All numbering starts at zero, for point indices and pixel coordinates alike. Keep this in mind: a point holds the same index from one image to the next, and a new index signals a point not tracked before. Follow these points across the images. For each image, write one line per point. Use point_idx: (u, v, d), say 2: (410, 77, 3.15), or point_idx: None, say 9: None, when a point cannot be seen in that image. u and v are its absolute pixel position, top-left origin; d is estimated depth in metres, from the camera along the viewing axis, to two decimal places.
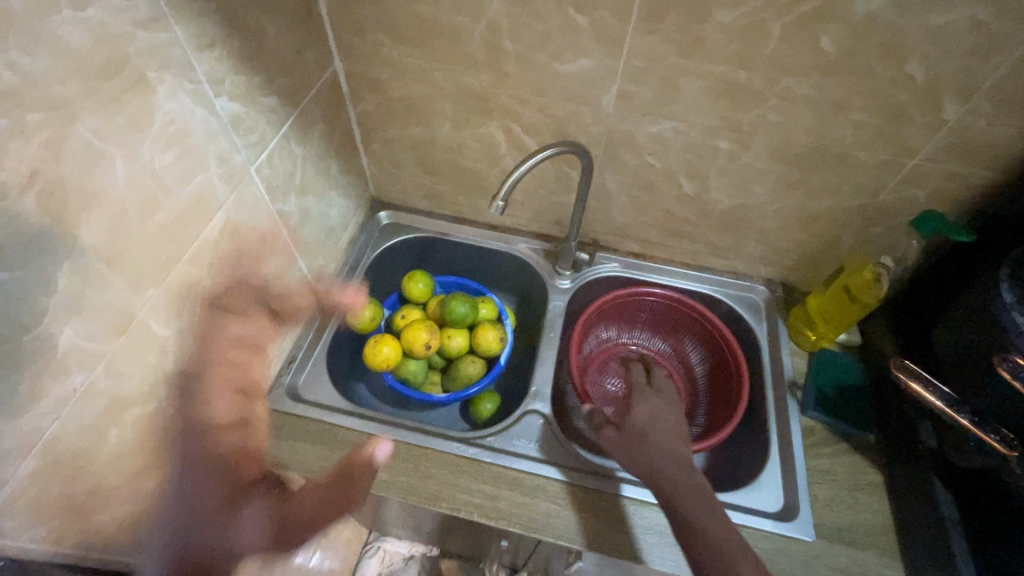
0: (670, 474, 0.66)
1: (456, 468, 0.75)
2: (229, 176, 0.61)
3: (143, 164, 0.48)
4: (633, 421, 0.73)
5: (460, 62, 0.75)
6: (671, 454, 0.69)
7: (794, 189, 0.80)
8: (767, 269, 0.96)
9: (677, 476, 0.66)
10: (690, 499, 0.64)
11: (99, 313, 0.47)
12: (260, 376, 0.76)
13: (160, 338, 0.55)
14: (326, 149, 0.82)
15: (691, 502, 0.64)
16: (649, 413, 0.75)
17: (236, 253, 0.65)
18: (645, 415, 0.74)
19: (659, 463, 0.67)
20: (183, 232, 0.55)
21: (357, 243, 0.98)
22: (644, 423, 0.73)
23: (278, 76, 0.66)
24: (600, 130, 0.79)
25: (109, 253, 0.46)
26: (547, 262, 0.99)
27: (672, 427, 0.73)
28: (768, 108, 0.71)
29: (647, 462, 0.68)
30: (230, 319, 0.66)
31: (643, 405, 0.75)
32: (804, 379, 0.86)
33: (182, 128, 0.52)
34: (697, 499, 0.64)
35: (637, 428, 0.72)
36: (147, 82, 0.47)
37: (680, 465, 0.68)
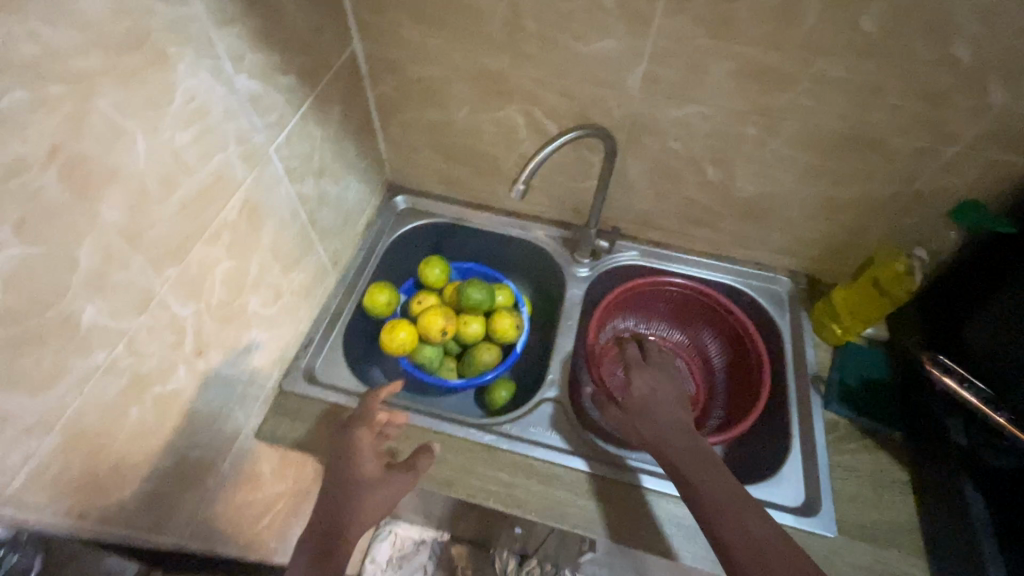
0: (676, 445, 0.67)
1: (472, 454, 0.74)
2: (248, 156, 0.60)
3: (163, 142, 0.48)
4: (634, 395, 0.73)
5: (481, 43, 0.73)
6: (674, 426, 0.69)
7: (823, 177, 0.78)
8: (790, 260, 0.94)
9: (683, 445, 0.66)
10: (697, 467, 0.64)
11: (120, 291, 0.47)
12: (277, 359, 0.76)
13: (180, 319, 0.55)
14: (343, 131, 0.81)
15: (700, 470, 0.64)
16: (646, 385, 0.75)
17: (255, 235, 0.65)
18: (644, 387, 0.74)
19: (664, 435, 0.68)
20: (203, 212, 0.55)
21: (373, 228, 0.97)
22: (644, 395, 0.73)
23: (297, 56, 0.65)
24: (623, 114, 0.77)
25: (130, 231, 0.46)
26: (565, 250, 0.98)
27: (673, 398, 0.73)
28: (799, 91, 0.68)
29: (652, 435, 0.68)
30: (248, 300, 0.66)
31: (639, 378, 0.75)
32: (828, 373, 0.84)
33: (202, 106, 0.51)
34: (703, 464, 0.64)
35: (639, 403, 0.72)
36: (168, 57, 0.46)
37: (683, 435, 0.68)
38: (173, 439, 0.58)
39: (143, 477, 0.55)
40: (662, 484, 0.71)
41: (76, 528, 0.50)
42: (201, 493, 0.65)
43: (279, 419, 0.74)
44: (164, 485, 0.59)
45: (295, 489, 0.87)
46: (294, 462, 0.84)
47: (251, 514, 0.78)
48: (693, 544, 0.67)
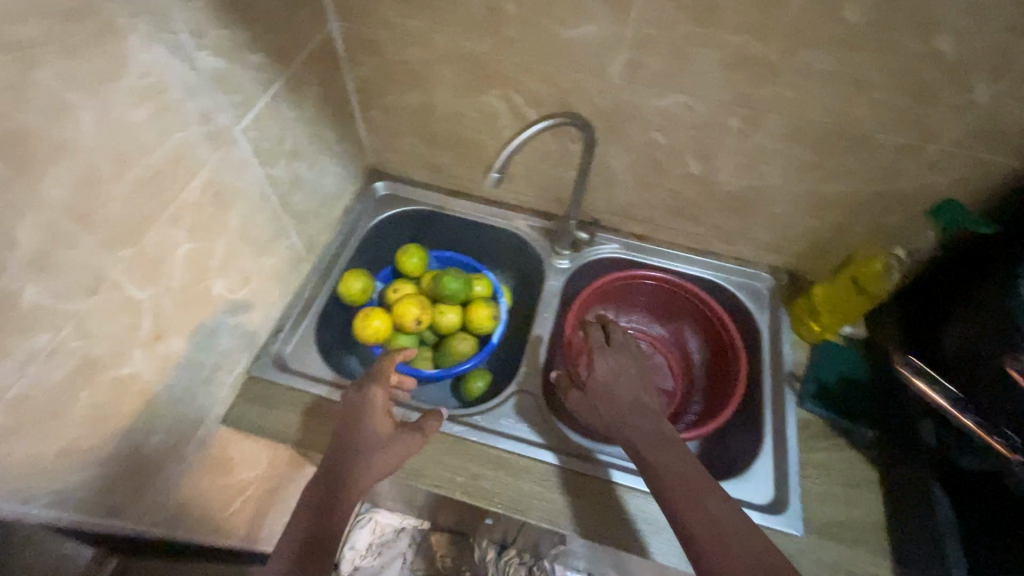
0: (637, 428, 0.66)
1: (440, 445, 0.73)
2: (213, 135, 0.58)
3: (115, 118, 0.46)
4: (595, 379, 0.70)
5: (460, 25, 0.71)
6: (636, 408, 0.68)
7: (805, 172, 0.77)
8: (773, 256, 0.93)
9: (643, 427, 0.66)
10: (658, 449, 0.64)
11: (65, 272, 0.45)
12: (246, 343, 0.75)
13: (136, 302, 0.53)
14: (320, 113, 0.80)
15: (662, 454, 0.64)
16: (609, 367, 0.72)
17: (221, 217, 0.63)
18: (607, 370, 0.71)
19: (627, 418, 0.67)
20: (160, 193, 0.53)
21: (352, 213, 0.95)
22: (606, 378, 0.70)
23: (266, 32, 0.63)
24: (605, 102, 0.76)
25: (77, 210, 0.44)
26: (545, 241, 0.96)
27: (636, 379, 0.71)
28: (782, 83, 0.66)
29: (614, 420, 0.67)
30: (212, 284, 0.65)
31: (603, 361, 0.71)
32: (803, 372, 0.83)
33: (159, 82, 0.50)
34: (664, 448, 0.64)
35: (602, 386, 0.70)
36: (119, 30, 0.44)
37: (646, 418, 0.68)
38: (131, 423, 0.57)
39: (97, 461, 0.54)
40: (633, 480, 0.71)
41: (24, 511, 0.49)
42: (163, 478, 0.65)
43: (247, 404, 0.73)
44: (121, 470, 0.58)
45: (267, 475, 0.87)
46: (266, 448, 0.83)
47: (221, 499, 0.78)
48: (664, 542, 0.67)
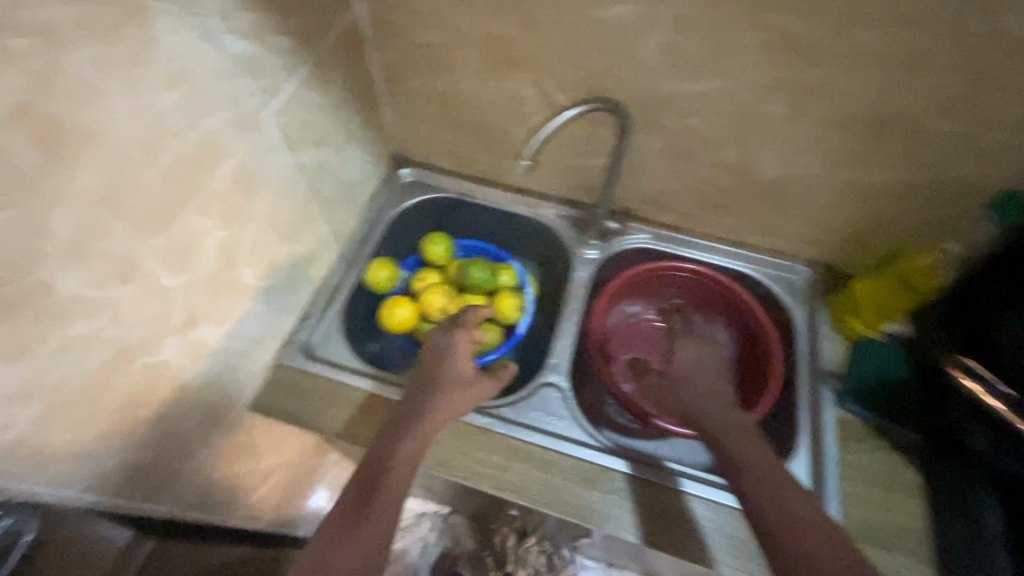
0: (711, 415, 0.71)
1: (468, 437, 0.73)
2: (241, 122, 0.57)
3: (145, 103, 0.45)
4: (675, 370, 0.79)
5: (488, 6, 0.69)
6: (711, 400, 0.73)
7: (850, 161, 0.73)
8: (811, 249, 0.89)
9: (716, 415, 0.71)
10: (735, 438, 0.67)
11: (99, 262, 0.45)
12: (274, 331, 0.75)
13: (167, 291, 0.53)
14: (345, 99, 0.78)
15: (742, 445, 0.66)
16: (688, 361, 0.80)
17: (250, 206, 0.63)
18: (686, 363, 0.80)
19: (701, 407, 0.72)
20: (191, 180, 0.52)
21: (377, 201, 0.95)
22: (684, 370, 0.79)
23: (293, 16, 0.61)
24: (638, 86, 0.72)
25: (107, 198, 0.44)
26: (573, 230, 0.94)
27: (713, 374, 0.78)
28: (831, 66, 0.62)
29: (686, 406, 0.73)
30: (242, 272, 0.65)
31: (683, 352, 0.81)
32: (842, 370, 0.81)
33: (188, 66, 0.49)
34: (739, 436, 0.67)
35: (679, 376, 0.78)
36: (147, 12, 0.43)
37: (720, 409, 0.72)
38: (163, 410, 0.58)
39: (131, 448, 0.55)
40: (704, 489, 0.69)
41: (64, 496, 0.50)
42: (194, 465, 0.65)
43: (275, 392, 0.74)
44: (155, 456, 0.59)
45: None
46: (293, 434, 0.84)
47: (249, 483, 0.79)
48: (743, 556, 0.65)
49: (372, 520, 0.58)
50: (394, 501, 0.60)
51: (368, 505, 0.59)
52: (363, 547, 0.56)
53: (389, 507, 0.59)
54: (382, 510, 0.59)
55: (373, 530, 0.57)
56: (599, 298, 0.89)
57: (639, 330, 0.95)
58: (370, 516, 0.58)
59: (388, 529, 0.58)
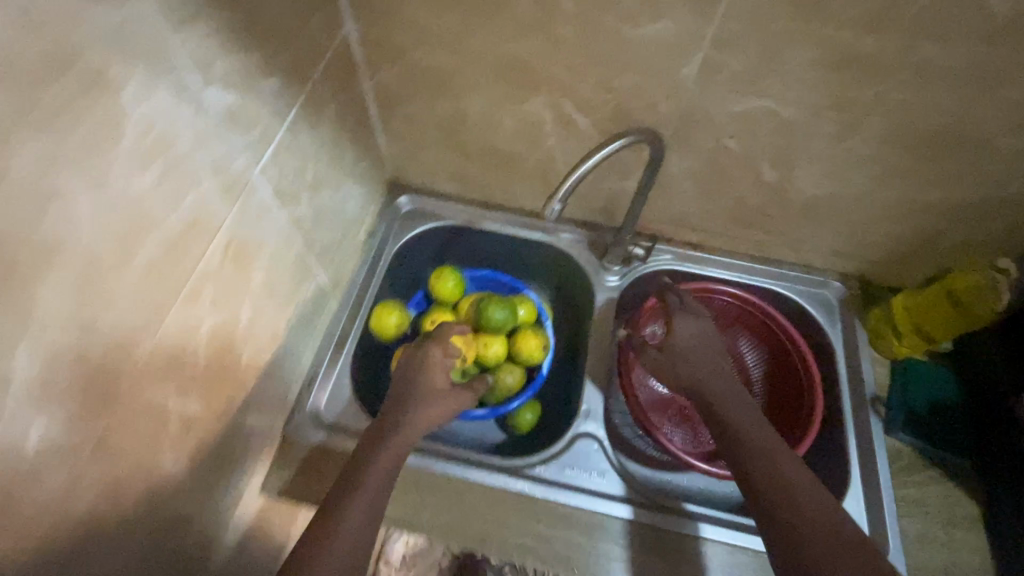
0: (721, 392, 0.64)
1: (505, 505, 0.67)
2: (229, 187, 0.48)
3: (115, 194, 0.36)
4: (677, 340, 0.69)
5: (504, 25, 0.60)
6: (717, 373, 0.66)
7: (898, 178, 0.68)
8: (844, 263, 0.85)
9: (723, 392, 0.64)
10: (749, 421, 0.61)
11: (73, 398, 0.36)
12: (278, 402, 0.67)
13: (157, 401, 0.45)
14: (339, 133, 0.69)
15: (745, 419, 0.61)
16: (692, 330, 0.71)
17: (245, 278, 0.54)
18: (688, 333, 0.70)
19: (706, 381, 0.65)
20: (176, 269, 0.44)
21: (376, 235, 0.85)
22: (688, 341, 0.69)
23: (280, 51, 0.52)
24: (672, 108, 0.65)
25: (79, 319, 0.35)
26: (592, 255, 0.87)
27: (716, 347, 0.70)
28: (893, 84, 0.56)
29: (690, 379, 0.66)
30: (241, 353, 0.56)
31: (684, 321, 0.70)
32: (889, 395, 0.76)
33: (164, 137, 0.39)
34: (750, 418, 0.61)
35: (683, 347, 0.69)
36: (109, 82, 0.34)
37: (726, 386, 0.65)
38: (160, 527, 0.50)
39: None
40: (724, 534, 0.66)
41: None
42: (205, 574, 0.58)
43: (286, 472, 0.66)
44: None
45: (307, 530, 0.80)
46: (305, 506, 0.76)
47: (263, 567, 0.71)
48: None
49: (348, 511, 0.53)
50: (374, 494, 0.56)
51: (346, 498, 0.55)
52: (344, 539, 0.51)
53: (368, 499, 0.55)
54: (358, 500, 0.54)
55: (350, 521, 0.53)
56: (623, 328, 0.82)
57: None
58: (346, 509, 0.53)
59: (369, 519, 0.54)
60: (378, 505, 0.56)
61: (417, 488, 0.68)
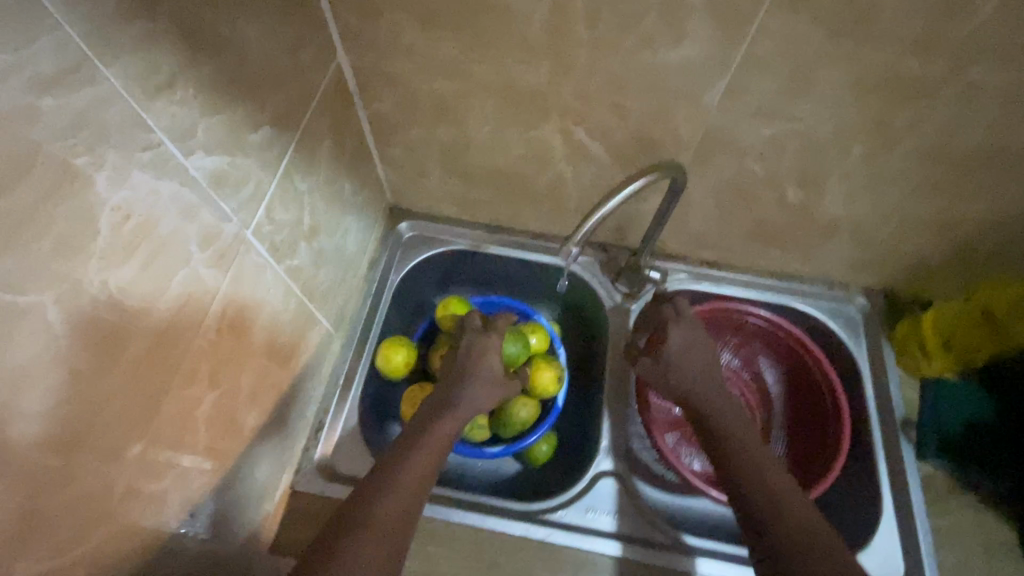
0: (719, 412, 0.57)
1: (526, 554, 0.65)
2: (220, 256, 0.44)
3: (93, 295, 0.32)
4: (668, 354, 0.61)
5: (511, 52, 0.55)
6: (718, 394, 0.59)
7: (933, 196, 0.64)
8: (869, 276, 0.81)
9: (723, 413, 0.57)
10: (750, 444, 0.54)
11: (59, 520, 0.33)
12: (285, 456, 0.63)
13: (158, 494, 0.42)
14: (336, 169, 0.64)
15: (747, 442, 0.54)
16: (684, 340, 0.62)
17: (244, 346, 0.50)
18: (681, 343, 0.62)
19: (703, 399, 0.59)
20: (169, 356, 0.40)
21: (378, 267, 0.80)
22: (680, 351, 0.61)
23: (270, 99, 0.47)
24: (692, 132, 0.61)
25: (62, 436, 0.32)
26: (606, 277, 0.83)
27: (712, 356, 0.62)
28: (935, 104, 0.53)
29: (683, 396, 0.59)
30: (244, 418, 0.53)
31: (677, 331, 0.62)
32: (919, 417, 0.73)
33: (145, 220, 0.35)
34: (753, 444, 0.54)
35: (675, 361, 0.61)
36: (78, 175, 0.30)
37: (729, 407, 0.58)
38: None
39: None
40: (714, 565, 0.65)
41: None
42: None
43: (296, 528, 0.62)
44: None
45: None
46: None
47: None
48: None
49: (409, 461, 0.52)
50: (433, 447, 0.55)
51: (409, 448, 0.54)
52: (405, 488, 0.50)
53: (427, 452, 0.54)
54: (416, 457, 0.53)
55: (409, 474, 0.51)
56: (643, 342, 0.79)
57: None
58: (403, 463, 0.52)
59: (428, 470, 0.53)
60: (421, 477, 0.52)
61: (434, 539, 0.65)
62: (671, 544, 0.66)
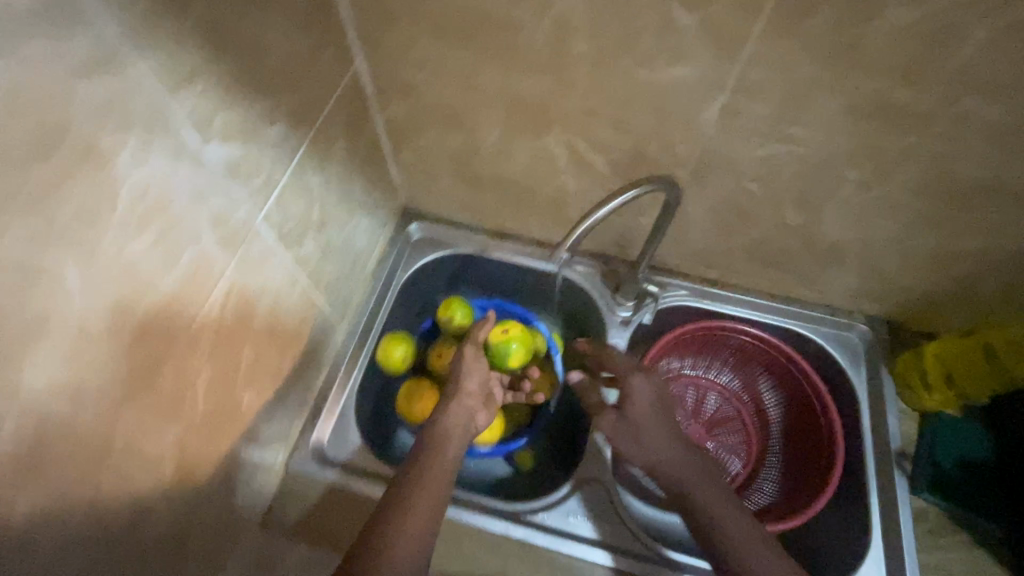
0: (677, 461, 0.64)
1: (504, 552, 0.66)
2: (229, 238, 0.48)
3: (106, 262, 0.36)
4: (636, 407, 0.66)
5: (516, 65, 0.58)
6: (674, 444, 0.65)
7: (932, 225, 0.64)
8: (871, 304, 0.80)
9: (677, 459, 0.63)
10: (698, 484, 0.62)
11: (63, 463, 0.36)
12: (280, 437, 0.66)
13: (155, 453, 0.45)
14: (348, 168, 0.68)
15: (701, 487, 0.62)
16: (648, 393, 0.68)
17: (246, 325, 0.54)
18: (645, 400, 0.67)
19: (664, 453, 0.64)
20: (173, 326, 0.43)
21: (386, 265, 0.83)
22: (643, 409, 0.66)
23: (284, 99, 0.51)
24: (689, 150, 0.62)
25: (70, 388, 0.35)
26: (605, 287, 0.84)
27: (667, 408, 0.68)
28: (929, 134, 0.53)
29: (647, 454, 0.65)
30: (242, 394, 0.56)
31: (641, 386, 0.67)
32: (914, 450, 0.72)
33: (160, 199, 0.39)
34: (703, 481, 0.62)
35: (637, 417, 0.66)
36: (102, 153, 0.34)
37: (684, 454, 0.64)
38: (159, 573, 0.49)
39: None
40: None
41: None
42: None
43: (287, 506, 0.65)
44: None
45: None
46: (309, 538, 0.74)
47: None
48: None
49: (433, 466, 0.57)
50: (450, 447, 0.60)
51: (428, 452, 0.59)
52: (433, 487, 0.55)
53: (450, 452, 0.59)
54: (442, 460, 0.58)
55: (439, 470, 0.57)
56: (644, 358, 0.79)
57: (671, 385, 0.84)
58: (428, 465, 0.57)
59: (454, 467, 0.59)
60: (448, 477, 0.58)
61: None
62: (652, 556, 0.66)
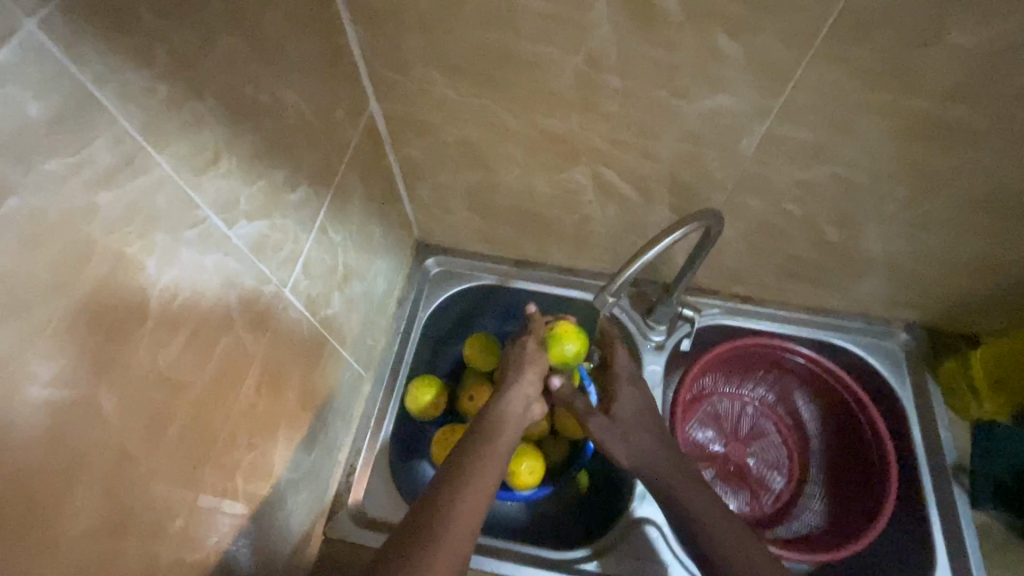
0: (671, 464, 0.63)
1: None
2: (260, 318, 0.45)
3: (142, 375, 0.33)
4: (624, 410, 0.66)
5: (542, 103, 0.55)
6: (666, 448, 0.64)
7: (982, 236, 0.61)
8: (912, 313, 0.78)
9: (670, 460, 0.63)
10: (689, 485, 0.61)
11: None
12: (317, 504, 0.62)
13: (200, 561, 0.42)
14: (366, 215, 0.64)
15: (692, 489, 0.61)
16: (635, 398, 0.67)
17: (280, 403, 0.50)
18: (633, 404, 0.67)
19: (657, 457, 0.63)
20: (212, 426, 0.40)
21: (406, 305, 0.80)
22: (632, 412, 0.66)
23: (303, 161, 0.47)
24: (727, 175, 0.59)
25: (111, 518, 0.32)
26: (636, 312, 0.80)
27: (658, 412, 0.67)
28: (986, 151, 0.51)
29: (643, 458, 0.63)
30: (280, 472, 0.53)
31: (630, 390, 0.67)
32: (970, 462, 0.70)
33: (192, 295, 0.36)
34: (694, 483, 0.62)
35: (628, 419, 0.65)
36: (128, 261, 0.31)
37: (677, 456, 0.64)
38: None
39: None
40: None
41: None
42: None
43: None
44: None
45: None
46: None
47: None
48: None
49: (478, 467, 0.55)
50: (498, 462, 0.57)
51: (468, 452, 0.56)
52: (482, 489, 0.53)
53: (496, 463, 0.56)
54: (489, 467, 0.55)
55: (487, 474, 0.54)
56: (683, 381, 0.76)
57: (703, 403, 0.81)
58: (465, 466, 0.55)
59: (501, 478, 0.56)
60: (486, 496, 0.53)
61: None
62: None
